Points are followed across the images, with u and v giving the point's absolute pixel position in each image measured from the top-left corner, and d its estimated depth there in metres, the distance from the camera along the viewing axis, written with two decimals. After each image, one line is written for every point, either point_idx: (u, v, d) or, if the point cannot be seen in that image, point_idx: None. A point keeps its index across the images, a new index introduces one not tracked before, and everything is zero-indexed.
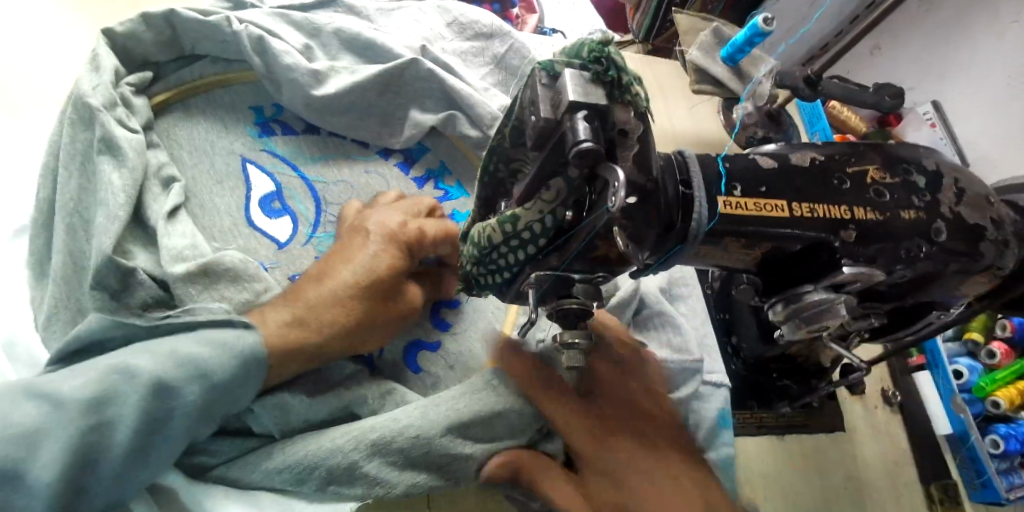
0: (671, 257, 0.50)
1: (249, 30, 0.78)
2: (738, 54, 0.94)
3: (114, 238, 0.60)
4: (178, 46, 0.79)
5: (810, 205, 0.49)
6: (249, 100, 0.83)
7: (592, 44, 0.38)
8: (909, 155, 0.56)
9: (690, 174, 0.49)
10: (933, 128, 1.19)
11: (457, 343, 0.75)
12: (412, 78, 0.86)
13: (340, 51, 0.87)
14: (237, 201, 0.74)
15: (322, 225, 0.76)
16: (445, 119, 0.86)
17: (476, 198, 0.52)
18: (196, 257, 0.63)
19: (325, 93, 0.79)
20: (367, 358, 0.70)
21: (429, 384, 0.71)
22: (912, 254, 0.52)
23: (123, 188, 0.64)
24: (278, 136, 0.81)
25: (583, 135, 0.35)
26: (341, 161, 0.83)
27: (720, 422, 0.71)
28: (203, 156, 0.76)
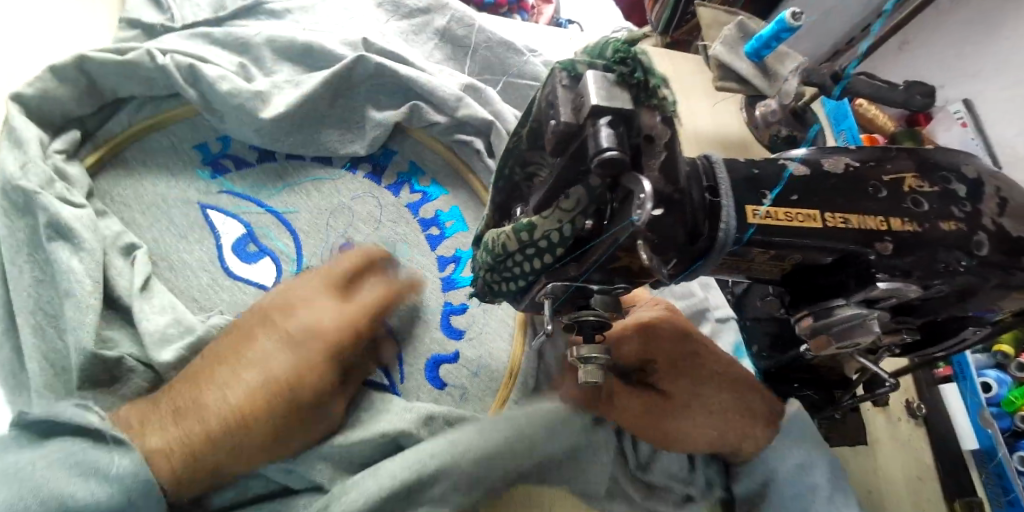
0: (695, 270, 0.48)
1: (175, 62, 0.78)
2: (764, 50, 0.90)
3: (92, 333, 0.62)
4: (97, 94, 0.79)
5: (843, 216, 0.47)
6: (188, 139, 0.82)
7: (616, 44, 0.36)
8: (947, 160, 0.54)
9: (717, 180, 0.46)
10: (965, 128, 1.14)
11: (474, 347, 0.75)
12: (361, 78, 0.83)
13: (277, 62, 0.84)
14: (209, 252, 0.75)
15: (306, 257, 0.77)
16: (409, 111, 0.83)
17: (491, 202, 0.51)
18: (182, 334, 0.65)
19: (271, 115, 0.77)
20: (389, 384, 0.71)
21: (457, 397, 0.72)
22: (951, 267, 0.48)
23: (88, 273, 0.65)
24: (232, 173, 0.81)
25: (606, 143, 0.33)
26: (307, 187, 0.81)
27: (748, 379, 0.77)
28: (157, 214, 0.77)
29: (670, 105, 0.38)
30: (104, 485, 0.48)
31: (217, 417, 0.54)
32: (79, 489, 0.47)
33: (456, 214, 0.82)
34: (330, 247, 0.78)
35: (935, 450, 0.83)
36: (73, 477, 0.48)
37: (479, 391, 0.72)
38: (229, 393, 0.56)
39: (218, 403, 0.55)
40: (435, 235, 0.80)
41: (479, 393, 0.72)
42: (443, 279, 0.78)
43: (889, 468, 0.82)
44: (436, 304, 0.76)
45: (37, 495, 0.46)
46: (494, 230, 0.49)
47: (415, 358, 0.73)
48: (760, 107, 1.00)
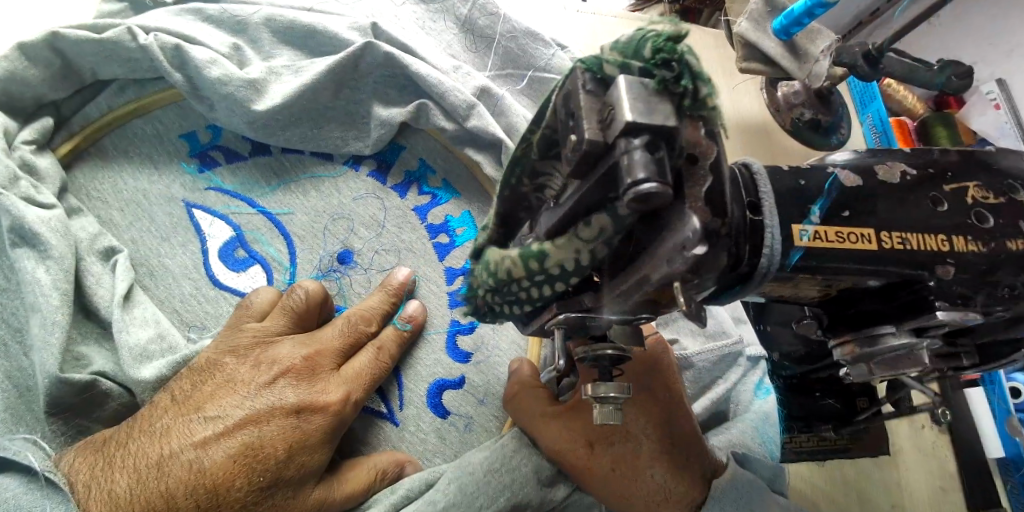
0: (734, 294, 0.42)
1: (160, 40, 0.69)
2: (794, 26, 0.79)
3: (58, 353, 0.58)
4: (76, 75, 0.71)
5: (901, 235, 0.42)
6: (175, 127, 0.75)
7: (657, 41, 0.29)
8: (1014, 166, 0.49)
9: (758, 195, 0.40)
10: (998, 110, 1.07)
11: (480, 373, 0.70)
12: (369, 66, 0.75)
13: (276, 45, 0.76)
14: (193, 257, 0.70)
15: (299, 266, 0.72)
16: (416, 111, 0.75)
17: (494, 214, 0.44)
18: (164, 352, 0.62)
19: (266, 107, 0.71)
20: (388, 413, 0.68)
21: (462, 427, 0.68)
22: (1015, 292, 0.44)
23: (55, 284, 0.61)
24: (222, 167, 0.74)
25: (642, 173, 0.27)
26: (305, 184, 0.75)
27: (761, 393, 0.72)
28: (139, 211, 0.71)
29: (717, 117, 0.31)
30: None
31: (186, 486, 0.50)
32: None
33: (468, 220, 0.76)
34: (328, 256, 0.73)
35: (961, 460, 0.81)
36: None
37: (485, 420, 0.69)
38: (206, 456, 0.51)
39: (191, 468, 0.51)
40: (444, 243, 0.75)
41: (486, 421, 0.69)
42: (449, 294, 0.73)
43: (912, 480, 0.80)
44: (440, 324, 0.72)
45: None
46: (494, 247, 0.44)
47: (417, 383, 0.69)
48: (782, 86, 0.92)
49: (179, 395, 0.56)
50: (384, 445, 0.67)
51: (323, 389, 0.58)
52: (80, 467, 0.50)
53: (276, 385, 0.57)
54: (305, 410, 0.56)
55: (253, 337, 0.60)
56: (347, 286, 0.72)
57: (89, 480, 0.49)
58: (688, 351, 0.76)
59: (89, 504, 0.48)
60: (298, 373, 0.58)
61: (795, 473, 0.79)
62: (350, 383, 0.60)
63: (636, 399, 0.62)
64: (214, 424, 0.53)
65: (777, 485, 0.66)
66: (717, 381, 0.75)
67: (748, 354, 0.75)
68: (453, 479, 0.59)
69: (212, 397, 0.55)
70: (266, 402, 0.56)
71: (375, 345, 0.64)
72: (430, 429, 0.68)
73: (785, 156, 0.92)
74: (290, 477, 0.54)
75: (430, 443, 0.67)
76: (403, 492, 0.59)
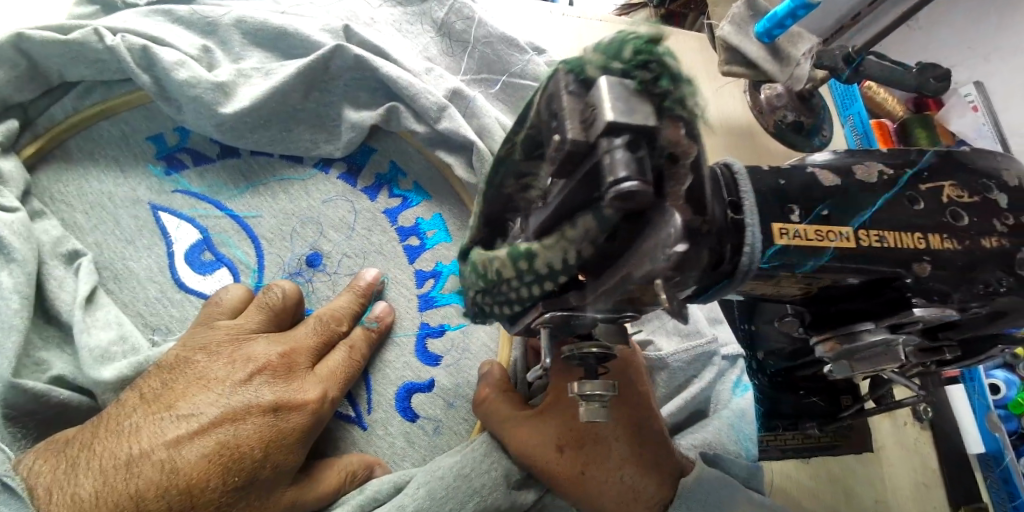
0: (716, 292, 0.42)
1: (128, 41, 0.69)
2: (777, 29, 0.80)
3: (14, 358, 0.57)
4: (42, 77, 0.70)
5: (879, 233, 0.42)
6: (142, 129, 0.74)
7: (637, 43, 0.30)
8: (987, 165, 0.50)
9: (740, 194, 0.41)
10: (977, 112, 1.08)
11: (451, 376, 0.70)
12: (340, 69, 0.74)
13: (246, 47, 0.76)
14: (158, 261, 0.69)
15: (265, 269, 0.71)
16: (386, 114, 0.75)
17: (478, 215, 0.44)
18: (126, 353, 0.62)
19: (234, 110, 0.70)
20: (355, 417, 0.67)
21: (431, 431, 0.68)
22: (991, 289, 0.45)
23: (17, 288, 0.60)
24: (189, 169, 0.74)
25: (623, 171, 0.27)
26: (273, 186, 0.75)
27: (739, 391, 0.70)
28: (104, 214, 0.71)
29: (696, 117, 0.31)
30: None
31: (158, 487, 0.49)
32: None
33: (439, 222, 0.76)
34: (295, 259, 0.72)
35: (944, 458, 0.82)
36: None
37: (454, 422, 0.69)
38: (179, 456, 0.50)
39: (163, 469, 0.49)
40: (414, 246, 0.75)
41: (456, 424, 0.69)
42: (420, 297, 0.73)
43: (896, 475, 0.81)
44: (409, 327, 0.72)
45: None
46: (485, 251, 0.44)
47: (385, 386, 0.69)
48: (765, 89, 0.91)
49: (148, 393, 0.54)
50: (353, 448, 0.66)
51: (300, 388, 0.58)
52: (41, 471, 0.48)
53: (252, 382, 0.56)
54: (282, 408, 0.56)
55: (228, 334, 0.59)
56: (313, 287, 0.71)
57: (51, 483, 0.47)
58: (663, 352, 0.74)
59: (52, 509, 0.46)
60: (275, 370, 0.57)
61: (779, 472, 0.79)
62: (326, 381, 0.61)
63: (623, 398, 0.62)
64: (187, 423, 0.52)
65: (752, 483, 0.66)
66: (693, 380, 0.73)
67: (725, 352, 0.73)
68: (422, 483, 0.59)
69: (183, 395, 0.54)
70: (242, 400, 0.55)
71: (347, 343, 0.65)
72: (398, 432, 0.67)
73: (768, 157, 0.94)
74: (264, 477, 0.54)
75: (399, 447, 0.67)
76: (371, 494, 0.60)
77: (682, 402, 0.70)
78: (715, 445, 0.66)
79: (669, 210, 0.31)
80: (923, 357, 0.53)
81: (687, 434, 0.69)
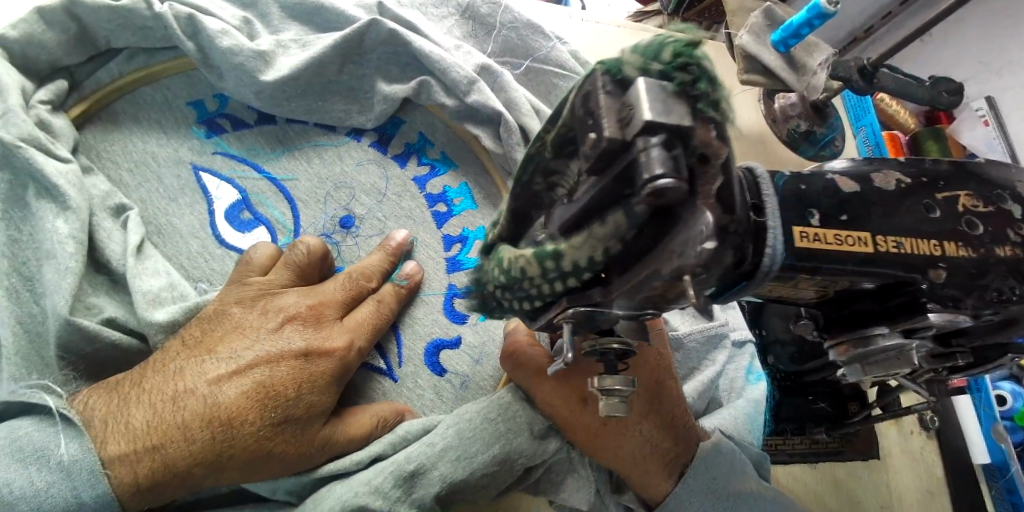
0: (735, 292, 0.43)
1: (175, 9, 0.70)
2: (792, 39, 0.80)
3: (69, 297, 0.58)
4: (90, 42, 0.71)
5: (896, 238, 0.43)
6: (183, 95, 0.75)
7: (675, 46, 0.30)
8: (1003, 177, 0.50)
9: (762, 197, 0.41)
10: (987, 126, 1.09)
11: (478, 334, 0.71)
12: (373, 44, 0.75)
13: (284, 20, 0.77)
14: (200, 217, 0.71)
15: (302, 228, 0.73)
16: (417, 87, 0.76)
17: (505, 210, 0.44)
18: (175, 299, 0.63)
19: (275, 78, 0.71)
20: (386, 368, 0.68)
21: (458, 385, 0.69)
22: (1004, 297, 0.46)
23: (73, 234, 0.61)
24: (229, 134, 0.75)
25: (659, 169, 0.28)
26: (308, 151, 0.76)
27: (753, 377, 0.71)
28: (149, 172, 0.72)
29: (727, 120, 0.31)
30: (44, 471, 0.46)
31: (202, 418, 0.51)
32: (18, 477, 0.45)
33: (466, 191, 0.77)
34: (329, 218, 0.73)
35: (947, 464, 0.83)
36: (13, 464, 0.46)
37: (481, 379, 0.69)
38: (220, 393, 0.53)
39: (206, 402, 0.52)
40: (442, 212, 0.76)
41: (482, 379, 0.69)
42: (448, 259, 0.73)
43: (901, 482, 0.81)
44: (438, 287, 0.72)
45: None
46: (508, 246, 0.44)
47: (415, 341, 0.70)
48: (778, 99, 0.93)
49: (189, 340, 0.57)
50: (382, 398, 0.67)
51: (328, 336, 0.60)
52: (95, 405, 0.51)
53: (283, 330, 0.59)
54: (312, 354, 0.58)
55: (258, 290, 0.61)
56: (345, 248, 0.73)
57: (105, 415, 0.50)
58: (679, 332, 0.74)
59: (107, 438, 0.48)
60: (304, 320, 0.60)
61: (786, 474, 0.79)
62: (353, 332, 0.62)
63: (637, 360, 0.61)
64: (227, 364, 0.55)
65: (761, 469, 0.66)
66: (705, 363, 0.73)
67: (733, 337, 0.74)
68: (451, 424, 0.60)
69: (222, 340, 0.57)
70: (275, 346, 0.57)
71: (375, 298, 0.65)
72: (427, 385, 0.68)
73: (780, 165, 0.94)
74: (298, 414, 0.56)
75: (428, 399, 0.68)
76: (402, 433, 0.61)
77: (700, 385, 0.70)
78: (729, 428, 0.65)
79: (695, 210, 0.31)
80: (934, 363, 0.54)
81: (705, 418, 0.68)
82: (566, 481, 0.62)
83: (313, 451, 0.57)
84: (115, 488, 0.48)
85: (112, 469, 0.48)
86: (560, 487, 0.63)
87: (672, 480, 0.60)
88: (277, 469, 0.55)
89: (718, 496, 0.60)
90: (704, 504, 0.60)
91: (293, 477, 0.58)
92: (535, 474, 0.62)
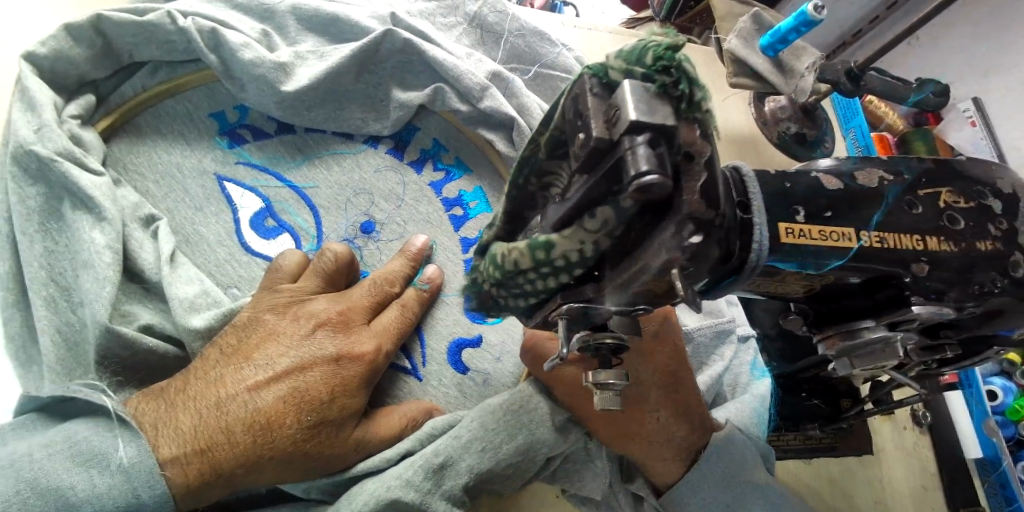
0: (723, 287, 0.44)
1: (199, 24, 0.71)
2: (779, 44, 0.82)
3: (108, 305, 0.59)
4: (113, 57, 0.73)
5: (878, 234, 0.45)
6: (204, 107, 0.77)
7: (657, 49, 0.31)
8: (984, 173, 0.52)
9: (748, 196, 0.42)
10: (974, 127, 1.11)
11: (498, 333, 0.73)
12: (388, 53, 0.77)
13: (301, 32, 0.79)
14: (226, 225, 0.72)
15: (325, 233, 0.74)
16: (432, 94, 0.78)
17: (501, 211, 0.46)
18: (210, 305, 0.64)
19: (295, 88, 0.73)
20: (411, 368, 0.70)
21: (480, 382, 0.71)
22: (985, 289, 0.48)
23: (110, 245, 0.62)
24: (250, 144, 0.76)
25: (645, 165, 0.29)
26: (326, 159, 0.77)
27: (757, 373, 0.73)
28: (175, 183, 0.73)
29: (710, 119, 0.34)
30: (105, 475, 0.47)
31: (245, 422, 0.53)
32: (80, 481, 0.47)
33: (480, 194, 0.79)
34: (350, 225, 0.75)
35: (939, 461, 0.84)
36: (74, 467, 0.47)
37: (501, 376, 0.71)
38: (260, 397, 0.54)
39: (248, 407, 0.54)
40: (458, 216, 0.78)
41: (503, 376, 0.71)
42: (465, 261, 0.75)
43: (895, 479, 0.83)
44: (457, 288, 0.74)
45: (35, 488, 0.45)
46: (501, 242, 0.45)
47: (437, 340, 0.71)
48: (768, 103, 0.96)
49: (226, 348, 0.58)
50: (408, 397, 0.69)
51: (358, 340, 0.61)
52: (144, 411, 0.52)
53: (316, 336, 0.60)
54: (343, 358, 0.59)
55: (290, 297, 0.62)
56: (367, 253, 0.74)
57: (154, 421, 0.51)
58: (689, 327, 0.76)
59: (159, 442, 0.50)
60: (335, 326, 0.61)
61: (782, 468, 0.80)
62: (380, 336, 0.63)
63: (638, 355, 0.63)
64: (265, 369, 0.56)
65: (768, 463, 0.67)
66: (712, 359, 0.75)
67: (738, 332, 0.74)
68: (475, 417, 0.61)
69: (258, 347, 0.58)
70: (310, 351, 0.59)
71: (399, 302, 0.67)
72: (451, 382, 0.70)
73: (772, 164, 0.96)
74: (333, 416, 0.57)
75: (452, 396, 0.70)
76: (428, 430, 0.62)
77: (708, 380, 0.72)
78: (738, 420, 0.66)
79: (681, 204, 0.33)
80: (923, 356, 0.54)
81: (718, 411, 0.69)
82: (584, 472, 0.64)
83: (347, 452, 0.58)
84: (170, 488, 0.49)
85: (167, 471, 0.49)
86: (577, 477, 0.64)
87: (685, 466, 0.63)
88: (315, 469, 0.57)
89: (728, 483, 0.61)
90: (715, 491, 0.61)
91: (325, 478, 0.60)
92: (553, 464, 0.64)
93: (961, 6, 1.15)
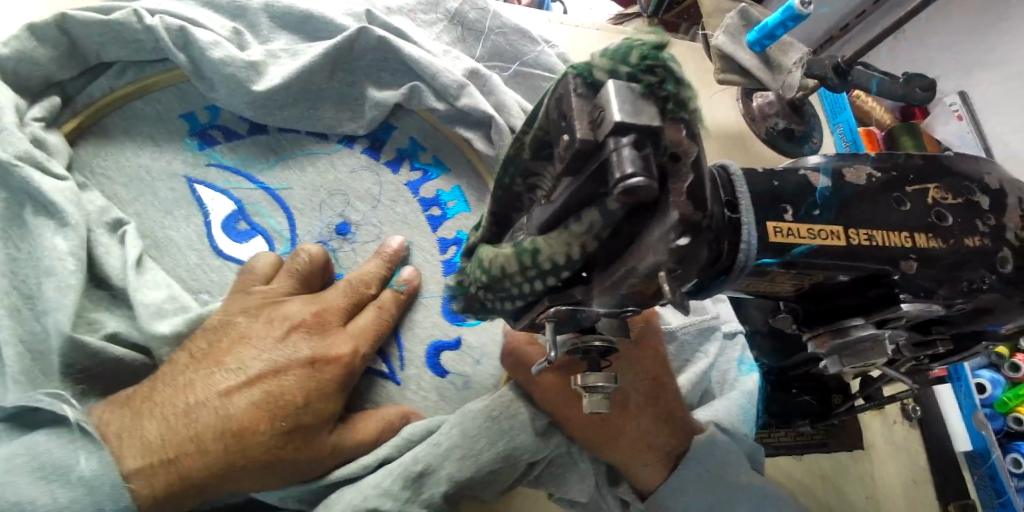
0: (712, 287, 0.44)
1: (166, 22, 0.70)
2: (767, 40, 0.82)
3: (71, 314, 0.58)
4: (79, 57, 0.72)
5: (867, 232, 0.44)
6: (176, 108, 0.76)
7: (643, 49, 0.31)
8: (972, 169, 0.52)
9: (736, 194, 0.42)
10: (960, 121, 1.12)
11: (477, 335, 0.72)
12: (363, 50, 0.76)
13: (273, 30, 0.77)
14: (196, 230, 0.71)
15: (299, 236, 0.73)
16: (408, 93, 0.77)
17: (488, 213, 0.46)
18: (178, 311, 0.63)
19: (266, 87, 0.71)
20: (388, 372, 0.69)
21: (461, 385, 0.70)
22: (975, 286, 0.48)
23: (72, 252, 0.61)
24: (221, 145, 0.75)
25: (631, 167, 0.29)
26: (301, 160, 0.76)
27: (745, 368, 0.72)
28: (142, 187, 0.72)
29: (696, 118, 0.33)
30: (68, 488, 0.45)
31: (214, 429, 0.52)
32: (42, 495, 0.45)
33: (458, 194, 0.79)
34: (325, 226, 0.74)
35: (931, 455, 0.85)
36: (36, 481, 0.45)
37: (485, 378, 0.71)
38: (231, 403, 0.54)
39: (217, 414, 0.53)
40: (436, 216, 0.77)
41: (485, 379, 0.71)
42: (444, 262, 0.75)
43: (883, 473, 0.83)
44: (436, 289, 0.73)
45: None
46: (488, 245, 0.46)
47: (415, 344, 0.70)
48: (756, 98, 0.95)
49: (197, 353, 0.57)
50: (386, 401, 0.68)
51: (334, 343, 0.60)
52: (109, 419, 0.51)
53: (289, 339, 0.59)
54: (318, 361, 0.58)
55: (263, 299, 0.61)
56: (342, 255, 0.73)
57: (119, 429, 0.51)
58: (671, 325, 0.75)
59: (124, 452, 0.49)
60: (310, 328, 0.60)
61: (774, 466, 0.80)
62: (358, 338, 0.62)
63: (623, 356, 0.63)
64: (236, 375, 0.55)
65: (756, 461, 0.66)
66: (697, 355, 0.74)
67: (724, 329, 0.74)
68: (455, 423, 0.60)
69: (229, 351, 0.57)
70: (283, 354, 0.57)
71: (376, 304, 0.66)
72: (430, 387, 0.69)
73: (760, 161, 0.96)
74: (308, 422, 0.56)
75: (431, 401, 0.69)
76: (406, 436, 0.61)
77: (693, 377, 0.71)
78: (725, 419, 0.66)
79: (667, 206, 0.33)
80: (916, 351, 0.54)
81: (703, 410, 0.69)
82: (568, 476, 0.63)
83: (323, 457, 0.57)
84: (137, 501, 0.48)
85: (132, 483, 0.48)
86: (562, 481, 0.63)
87: (665, 472, 0.62)
88: (290, 476, 0.56)
89: (709, 486, 0.61)
90: (698, 495, 0.61)
91: (303, 485, 0.59)
92: (537, 468, 0.62)
93: (947, 3, 1.16)
